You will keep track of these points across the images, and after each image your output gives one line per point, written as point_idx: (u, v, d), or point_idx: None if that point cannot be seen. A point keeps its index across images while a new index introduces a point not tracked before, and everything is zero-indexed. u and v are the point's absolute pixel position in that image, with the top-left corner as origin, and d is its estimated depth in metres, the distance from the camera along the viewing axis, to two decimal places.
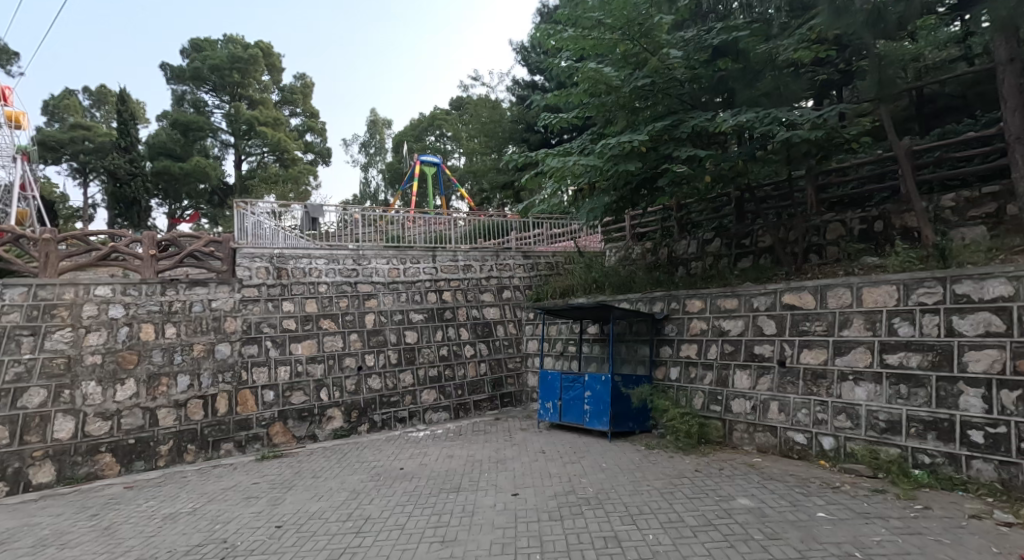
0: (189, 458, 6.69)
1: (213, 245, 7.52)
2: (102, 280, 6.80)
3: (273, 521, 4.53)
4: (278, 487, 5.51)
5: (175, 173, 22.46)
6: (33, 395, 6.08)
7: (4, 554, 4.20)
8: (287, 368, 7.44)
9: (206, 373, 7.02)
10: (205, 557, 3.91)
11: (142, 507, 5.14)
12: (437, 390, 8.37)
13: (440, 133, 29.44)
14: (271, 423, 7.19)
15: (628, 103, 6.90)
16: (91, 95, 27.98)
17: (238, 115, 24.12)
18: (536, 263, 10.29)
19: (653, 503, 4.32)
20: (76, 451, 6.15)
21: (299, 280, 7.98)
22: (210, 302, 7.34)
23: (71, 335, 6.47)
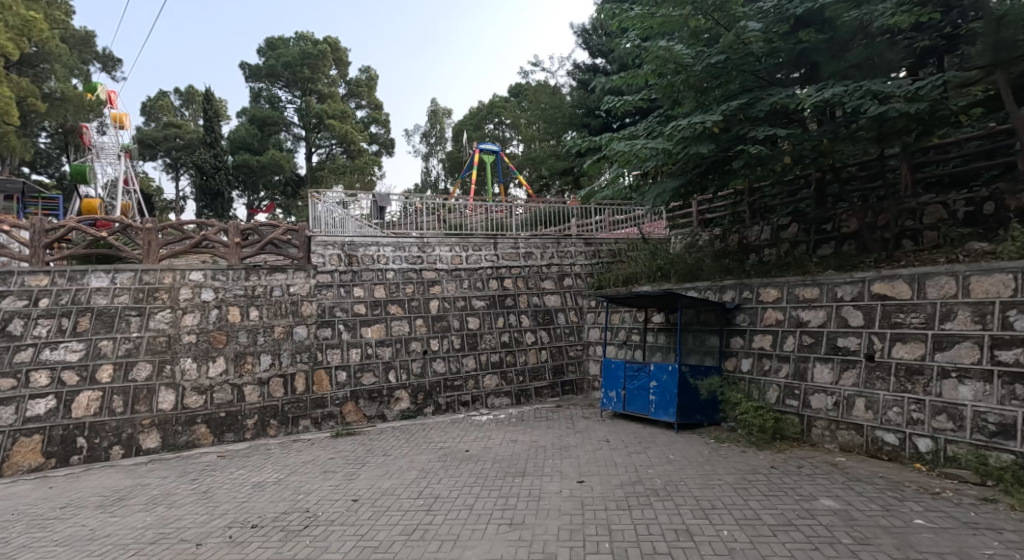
0: (272, 432, 7.14)
1: (290, 233, 7.96)
2: (195, 267, 7.43)
3: (349, 495, 4.77)
4: (352, 463, 5.80)
5: (254, 167, 23.97)
6: (141, 369, 6.74)
7: (125, 508, 4.71)
8: (358, 351, 7.78)
9: (286, 353, 7.47)
10: (291, 524, 4.19)
11: (235, 475, 5.57)
12: (499, 376, 8.45)
13: (499, 121, 29.49)
14: (344, 403, 7.53)
15: (698, 83, 6.59)
16: (181, 96, 30.25)
17: (309, 109, 25.37)
18: (598, 250, 10.13)
19: (726, 498, 4.17)
20: (178, 421, 6.74)
21: (368, 267, 8.32)
22: (288, 287, 7.81)
23: (170, 316, 7.12)
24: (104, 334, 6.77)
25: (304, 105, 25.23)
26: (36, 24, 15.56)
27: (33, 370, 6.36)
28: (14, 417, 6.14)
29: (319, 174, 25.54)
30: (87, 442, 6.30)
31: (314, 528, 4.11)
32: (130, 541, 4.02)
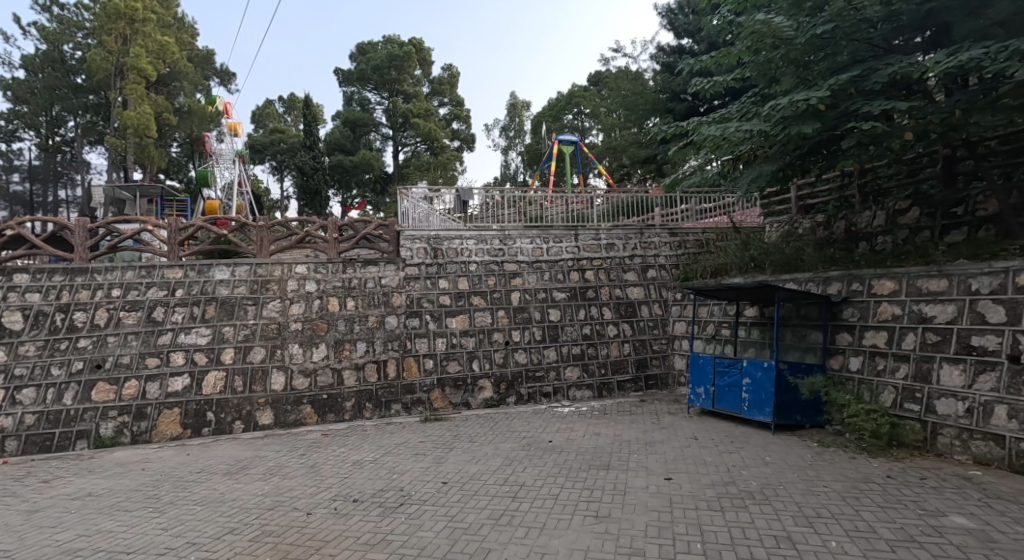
0: (367, 415, 7.55)
1: (381, 229, 8.43)
2: (299, 260, 8.08)
3: (439, 477, 4.96)
4: (440, 447, 6.02)
5: (347, 166, 25.69)
6: (256, 353, 7.43)
7: (247, 477, 5.23)
8: (444, 340, 8.04)
9: (379, 341, 7.88)
10: (388, 501, 4.44)
11: (336, 453, 5.99)
12: (581, 368, 8.32)
13: (578, 111, 29.11)
14: (431, 389, 7.80)
15: (799, 57, 6.08)
16: (284, 103, 32.79)
17: (396, 109, 26.51)
18: (684, 241, 9.68)
19: (835, 507, 3.86)
20: (286, 401, 7.33)
21: (452, 260, 8.58)
22: (380, 279, 8.25)
23: (279, 306, 7.79)
24: (225, 321, 7.55)
25: (391, 105, 26.41)
26: (168, 48, 18.32)
27: (171, 351, 7.23)
28: (156, 392, 7.01)
29: (405, 170, 26.61)
30: (214, 416, 7.05)
31: (408, 506, 4.32)
32: (251, 506, 4.45)
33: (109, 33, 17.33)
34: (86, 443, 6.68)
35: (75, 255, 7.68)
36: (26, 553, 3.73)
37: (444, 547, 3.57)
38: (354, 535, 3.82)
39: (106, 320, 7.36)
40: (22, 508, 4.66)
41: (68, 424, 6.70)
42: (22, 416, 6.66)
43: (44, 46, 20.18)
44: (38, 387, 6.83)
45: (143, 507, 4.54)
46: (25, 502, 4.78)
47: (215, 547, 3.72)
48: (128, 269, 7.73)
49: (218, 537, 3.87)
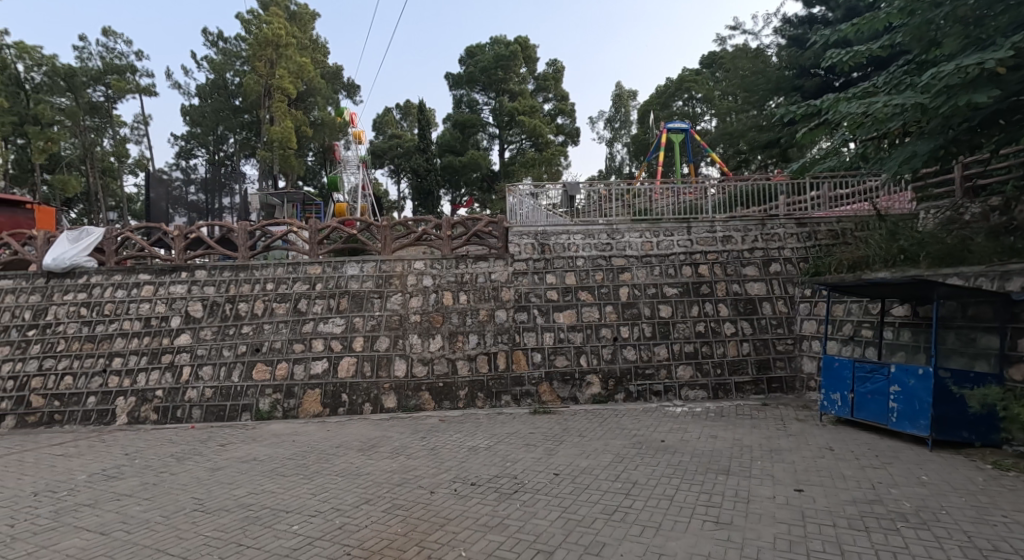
0: (479, 404, 7.85)
1: (491, 225, 8.64)
2: (417, 257, 8.64)
3: (551, 469, 5.04)
4: (550, 440, 6.11)
5: (457, 166, 26.80)
6: (381, 342, 8.08)
7: (377, 454, 5.73)
8: (552, 334, 8.12)
9: (489, 334, 8.17)
10: (504, 487, 4.62)
11: (453, 438, 6.34)
12: (694, 367, 7.91)
13: (689, 96, 27.67)
14: (539, 382, 7.92)
15: (968, 13, 5.24)
16: (401, 110, 35.06)
17: (502, 108, 27.14)
18: (814, 232, 8.78)
19: (1017, 541, 3.32)
20: (408, 387, 7.88)
21: (559, 255, 8.63)
22: (490, 274, 8.55)
23: (401, 299, 8.40)
24: (355, 312, 8.31)
25: (498, 105, 27.15)
26: (305, 68, 20.36)
27: (312, 339, 8.12)
28: (301, 374, 7.92)
29: (511, 168, 27.18)
30: (347, 398, 7.79)
31: (523, 493, 4.46)
32: (383, 480, 4.88)
33: (261, 60, 19.84)
34: (249, 414, 7.75)
35: (240, 253, 8.90)
36: (212, 503, 4.44)
37: (559, 536, 3.64)
38: (474, 517, 4.03)
39: (261, 311, 8.45)
40: (205, 466, 5.54)
41: (235, 398, 7.82)
42: (202, 388, 7.91)
43: (212, 75, 23.56)
44: (214, 365, 8.05)
45: (296, 473, 5.17)
46: (208, 461, 5.67)
47: (355, 514, 4.13)
48: (278, 266, 8.78)
49: (357, 506, 4.29)
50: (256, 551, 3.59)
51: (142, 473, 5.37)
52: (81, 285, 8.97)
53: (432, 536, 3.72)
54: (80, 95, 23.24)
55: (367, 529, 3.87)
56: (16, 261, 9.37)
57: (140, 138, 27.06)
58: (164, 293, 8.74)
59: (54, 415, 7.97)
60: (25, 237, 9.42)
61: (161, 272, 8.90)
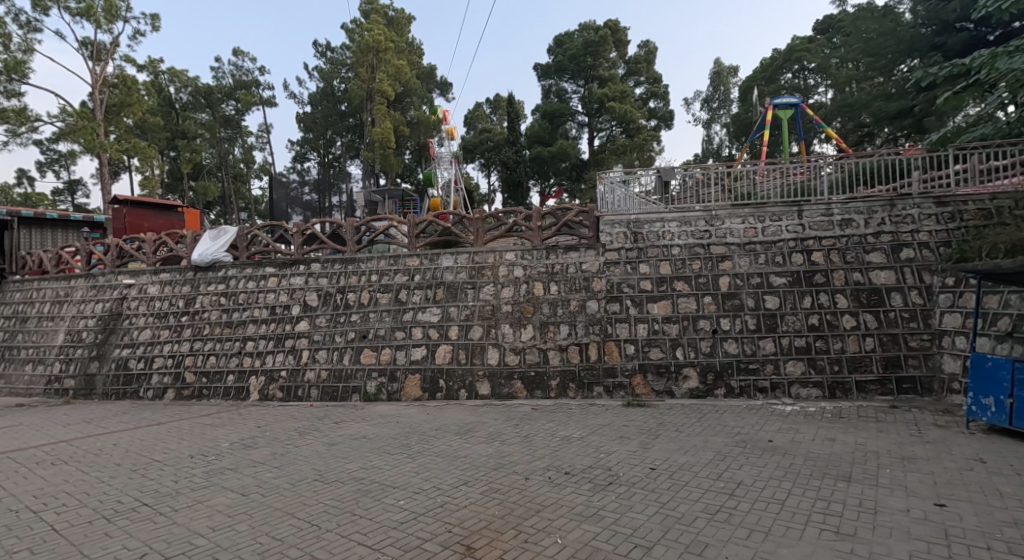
0: (571, 394, 7.83)
1: (581, 215, 8.60)
2: (509, 248, 8.75)
3: (647, 463, 4.91)
4: (645, 433, 5.95)
5: (546, 157, 26.71)
6: (475, 331, 8.33)
7: (473, 439, 5.92)
8: (646, 326, 7.88)
9: (581, 324, 8.10)
10: (599, 478, 4.58)
11: (546, 427, 6.38)
12: (806, 363, 7.30)
13: (799, 68, 25.35)
14: (633, 374, 7.73)
15: None
16: (491, 104, 35.68)
17: (591, 95, 26.62)
18: (958, 211, 7.59)
19: None
20: (501, 375, 8.06)
21: (653, 244, 8.32)
22: (581, 264, 8.45)
23: (493, 290, 8.58)
24: (451, 302, 8.63)
25: (587, 92, 26.69)
26: (401, 71, 21.40)
27: (412, 327, 8.57)
28: (403, 359, 8.41)
29: (600, 156, 26.55)
30: (445, 383, 8.14)
31: (618, 486, 4.38)
32: (480, 464, 5.03)
33: (363, 66, 21.23)
34: (358, 396, 8.38)
35: (348, 248, 9.54)
36: (330, 475, 4.84)
37: (658, 532, 3.54)
38: (570, 505, 4.03)
39: (367, 300, 9.04)
40: (323, 441, 6.05)
41: (347, 380, 8.50)
42: (319, 370, 8.69)
43: (321, 83, 25.57)
44: (328, 349, 8.79)
45: (401, 452, 5.50)
46: (325, 437, 6.20)
47: (455, 494, 4.30)
48: (381, 259, 9.31)
49: (457, 486, 4.47)
50: (368, 521, 3.86)
51: (272, 444, 6.00)
52: (220, 278, 10.11)
53: (528, 521, 3.79)
54: (216, 110, 26.17)
55: (467, 509, 4.02)
56: (171, 257, 10.80)
57: (264, 145, 30.02)
58: (286, 283, 9.62)
59: (202, 390, 9.19)
60: (177, 236, 10.82)
61: (284, 265, 9.78)
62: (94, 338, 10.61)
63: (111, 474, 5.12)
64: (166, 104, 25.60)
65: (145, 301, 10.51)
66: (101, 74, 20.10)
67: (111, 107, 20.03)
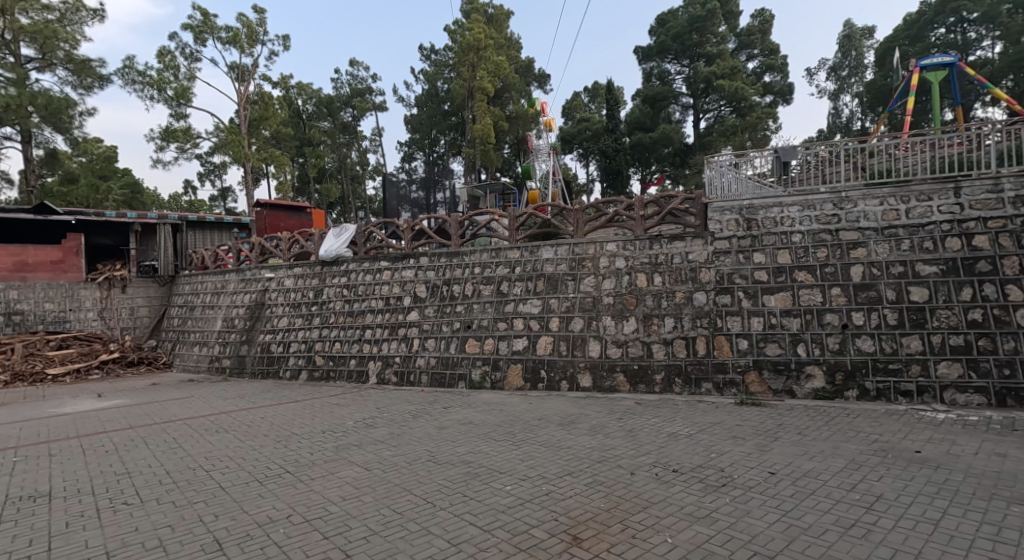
0: (677, 390, 7.53)
1: (687, 202, 8.12)
2: (609, 239, 8.54)
3: (766, 466, 4.57)
4: (763, 434, 5.54)
5: (647, 143, 25.72)
6: (576, 323, 8.30)
7: (576, 430, 5.90)
8: (761, 320, 7.32)
9: (687, 317, 7.73)
10: (711, 479, 4.35)
11: (652, 422, 6.19)
12: (964, 365, 6.35)
13: (955, 21, 22.04)
14: (746, 371, 7.24)
15: None
16: (589, 93, 35.13)
17: (698, 75, 25.15)
18: None
19: None
20: (603, 367, 7.96)
21: (770, 231, 7.59)
22: (688, 254, 7.99)
23: (594, 281, 8.46)
24: (551, 294, 8.66)
25: (692, 72, 25.34)
26: (501, 66, 21.83)
27: (514, 318, 8.74)
28: (506, 349, 8.64)
29: (707, 138, 25.01)
30: (546, 374, 8.24)
31: (733, 489, 4.13)
32: (584, 456, 5.00)
33: (465, 65, 21.99)
34: (464, 383, 8.77)
35: (453, 241, 9.93)
36: (442, 457, 5.09)
37: (781, 541, 3.29)
38: (679, 504, 3.88)
39: (471, 292, 9.35)
40: (434, 424, 6.38)
41: (453, 367, 8.92)
42: (428, 357, 9.21)
43: (427, 86, 26.83)
44: (435, 338, 9.27)
45: (506, 439, 5.64)
46: (436, 420, 6.53)
47: (560, 484, 4.33)
48: (483, 252, 9.53)
49: (561, 476, 4.49)
50: (479, 503, 4.01)
51: (390, 424, 6.44)
52: (343, 271, 10.99)
53: (635, 516, 3.70)
54: (335, 118, 28.70)
55: (573, 499, 4.02)
56: (302, 253, 11.96)
57: (377, 147, 32.16)
58: (398, 276, 10.23)
59: (330, 371, 10.16)
60: (307, 234, 11.95)
61: (396, 259, 10.39)
62: (243, 324, 12.13)
63: (261, 444, 5.81)
64: (295, 116, 28.32)
65: (282, 292, 11.75)
66: (245, 93, 22.71)
67: (253, 121, 22.59)
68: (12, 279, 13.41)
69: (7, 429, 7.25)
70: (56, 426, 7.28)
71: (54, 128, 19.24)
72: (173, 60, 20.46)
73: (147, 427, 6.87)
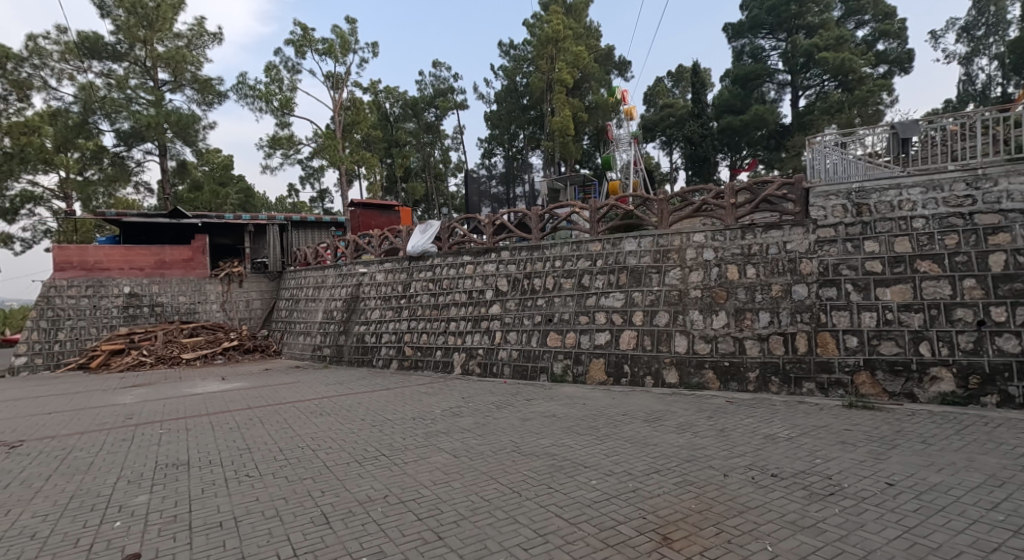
0: (774, 389, 7.05)
1: (785, 187, 7.44)
2: (697, 229, 8.12)
3: (883, 477, 4.13)
4: (877, 441, 5.02)
5: (738, 127, 24.15)
6: (661, 317, 8.02)
7: (663, 428, 5.70)
8: (874, 315, 6.61)
9: (785, 312, 7.18)
10: (816, 486, 4.01)
11: (746, 422, 5.82)
12: None
13: None
14: (856, 371, 6.60)
15: None
16: (673, 77, 33.68)
17: (796, 49, 23.26)
18: None
19: None
20: (690, 363, 7.64)
21: (885, 216, 6.80)
22: (786, 244, 7.40)
23: (680, 274, 8.10)
24: (634, 287, 8.41)
25: (790, 46, 23.52)
26: (580, 56, 21.53)
27: (596, 312, 8.60)
28: (588, 343, 8.53)
29: (807, 117, 23.02)
30: (630, 369, 8.05)
31: (843, 498, 3.78)
32: (672, 454, 4.81)
33: (544, 58, 21.89)
34: (546, 376, 8.80)
35: (533, 235, 9.89)
36: (526, 448, 5.12)
37: None
38: (779, 511, 3.62)
39: (552, 285, 9.31)
40: (518, 416, 6.44)
41: (535, 359, 8.98)
42: (510, 350, 9.34)
43: (506, 81, 27.11)
44: (517, 331, 9.37)
45: (590, 433, 5.56)
46: (520, 412, 6.59)
47: (647, 481, 4.19)
48: (564, 245, 9.42)
49: (648, 474, 4.35)
50: (564, 496, 3.98)
51: (475, 414, 6.59)
52: (428, 266, 11.37)
53: (730, 520, 3.50)
54: (421, 119, 30.09)
55: (661, 498, 3.88)
56: (392, 249, 12.54)
57: (459, 145, 32.98)
58: (480, 270, 10.41)
59: (418, 361, 10.62)
60: (396, 231, 12.49)
61: (478, 253, 10.58)
62: (340, 316, 12.97)
63: (358, 427, 6.18)
64: (384, 118, 29.74)
65: (374, 286, 12.39)
66: (340, 100, 24.15)
67: (346, 126, 24.00)
68: (154, 275, 15.24)
69: (152, 405, 8.28)
70: (190, 404, 8.20)
71: (184, 142, 21.61)
72: (278, 74, 22.21)
73: (262, 408, 7.55)
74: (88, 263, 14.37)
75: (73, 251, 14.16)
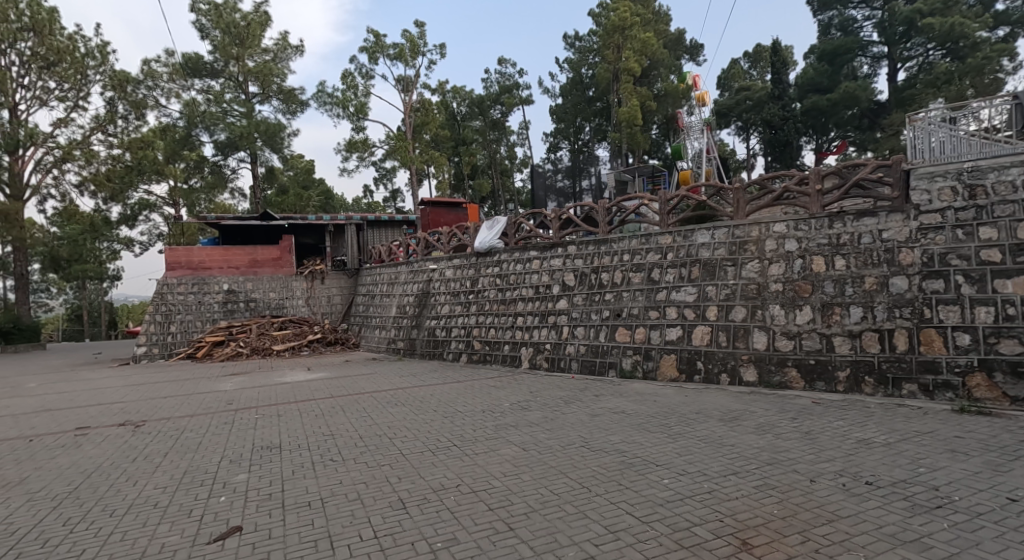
0: (868, 390, 6.48)
1: (880, 170, 6.78)
2: (777, 219, 7.59)
3: (1003, 491, 3.65)
4: (997, 451, 4.46)
5: (824, 107, 22.31)
6: (738, 311, 7.60)
7: (741, 428, 5.39)
8: (991, 311, 5.87)
9: (881, 306, 6.56)
10: (919, 497, 3.62)
11: (835, 425, 5.38)
12: None
13: None
14: (968, 373, 5.92)
15: None
16: (749, 58, 31.85)
17: (896, 15, 21.35)
18: None
19: None
20: (771, 361, 7.19)
21: (1007, 198, 5.97)
22: (882, 232, 6.74)
23: (758, 266, 7.62)
24: (708, 281, 8.02)
25: (889, 14, 21.65)
26: (649, 42, 20.79)
27: (667, 306, 8.30)
28: (658, 339, 8.26)
29: (907, 91, 20.96)
30: (703, 366, 7.72)
31: (952, 512, 3.39)
32: (752, 456, 4.54)
33: (610, 47, 21.39)
34: (615, 371, 8.64)
35: (601, 228, 9.67)
36: (594, 444, 5.02)
37: None
38: (875, 522, 3.30)
39: (621, 280, 9.09)
40: (587, 411, 6.33)
41: (603, 355, 8.84)
42: (578, 345, 9.24)
43: (571, 74, 26.82)
44: (585, 326, 9.24)
45: (661, 431, 5.37)
46: (588, 407, 6.48)
47: (724, 483, 3.97)
48: (633, 238, 9.14)
49: (725, 475, 4.12)
50: (635, 494, 3.85)
51: (544, 408, 6.56)
52: (495, 262, 11.45)
53: (818, 529, 3.24)
54: (487, 116, 30.38)
55: (740, 501, 3.66)
56: (460, 245, 12.77)
57: (525, 141, 33.00)
58: (547, 265, 10.35)
59: (486, 355, 10.76)
60: (464, 227, 12.68)
61: (545, 248, 10.50)
62: (413, 311, 13.39)
63: (431, 418, 6.33)
64: (451, 117, 30.33)
65: (444, 282, 12.65)
66: (410, 102, 24.85)
67: (416, 127, 24.67)
68: (248, 273, 16.45)
69: (248, 392, 8.94)
70: (280, 392, 8.78)
71: (271, 149, 23.11)
72: (354, 80, 23.21)
73: (343, 397, 7.93)
74: (194, 263, 15.75)
75: (183, 252, 15.59)
